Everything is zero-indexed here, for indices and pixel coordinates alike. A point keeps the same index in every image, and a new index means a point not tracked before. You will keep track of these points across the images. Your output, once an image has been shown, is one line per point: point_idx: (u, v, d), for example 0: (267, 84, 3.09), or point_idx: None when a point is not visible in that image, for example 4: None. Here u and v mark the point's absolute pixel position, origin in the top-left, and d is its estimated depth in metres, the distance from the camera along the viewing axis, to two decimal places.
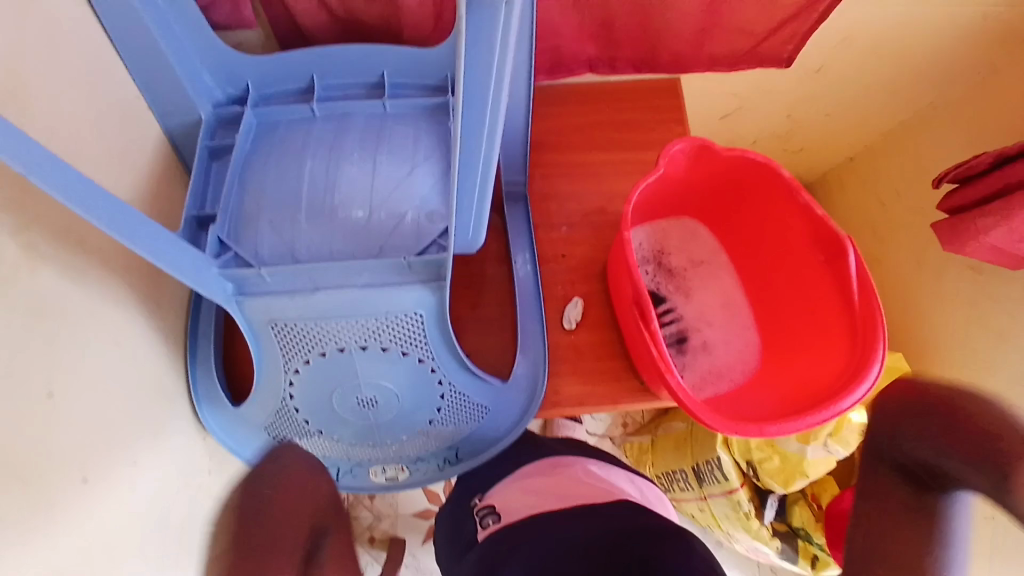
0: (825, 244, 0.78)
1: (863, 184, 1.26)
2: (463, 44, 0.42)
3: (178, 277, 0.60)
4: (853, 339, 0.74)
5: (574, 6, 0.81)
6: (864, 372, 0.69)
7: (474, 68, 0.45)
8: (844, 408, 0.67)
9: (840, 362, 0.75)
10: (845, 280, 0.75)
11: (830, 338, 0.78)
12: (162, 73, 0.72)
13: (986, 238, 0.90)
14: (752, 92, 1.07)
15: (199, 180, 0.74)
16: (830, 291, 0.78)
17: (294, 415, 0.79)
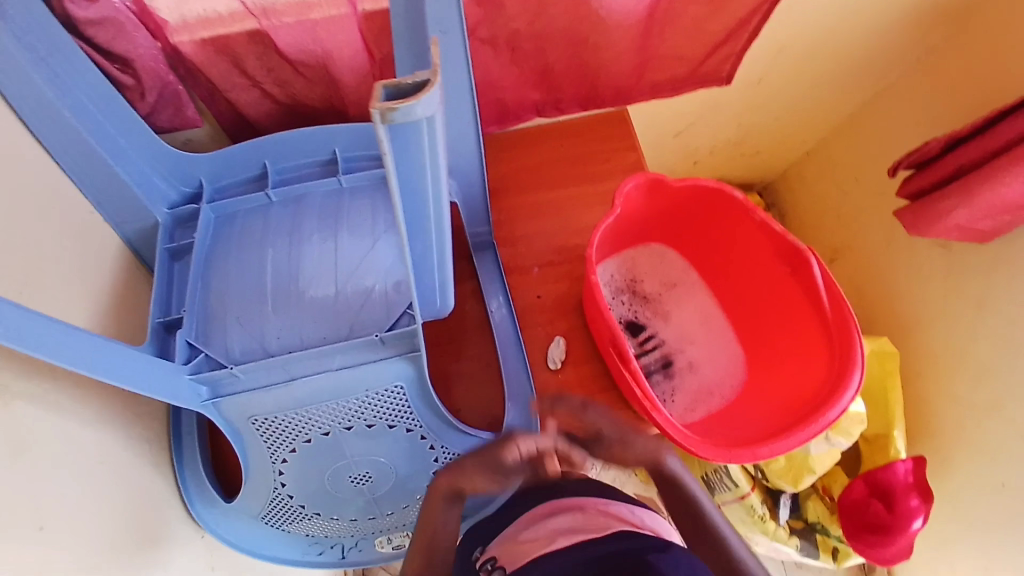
0: (791, 256, 0.81)
1: (822, 177, 1.28)
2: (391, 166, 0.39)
3: (147, 392, 0.60)
4: (830, 347, 0.77)
5: (511, 60, 0.83)
6: (845, 379, 0.72)
7: (409, 188, 0.44)
8: (832, 418, 0.70)
9: (821, 369, 0.78)
10: (815, 290, 0.79)
11: (809, 344, 0.81)
12: (112, 185, 0.72)
13: (950, 218, 0.91)
14: (699, 108, 1.09)
15: (162, 285, 0.74)
16: (804, 300, 0.81)
17: (290, 501, 0.78)
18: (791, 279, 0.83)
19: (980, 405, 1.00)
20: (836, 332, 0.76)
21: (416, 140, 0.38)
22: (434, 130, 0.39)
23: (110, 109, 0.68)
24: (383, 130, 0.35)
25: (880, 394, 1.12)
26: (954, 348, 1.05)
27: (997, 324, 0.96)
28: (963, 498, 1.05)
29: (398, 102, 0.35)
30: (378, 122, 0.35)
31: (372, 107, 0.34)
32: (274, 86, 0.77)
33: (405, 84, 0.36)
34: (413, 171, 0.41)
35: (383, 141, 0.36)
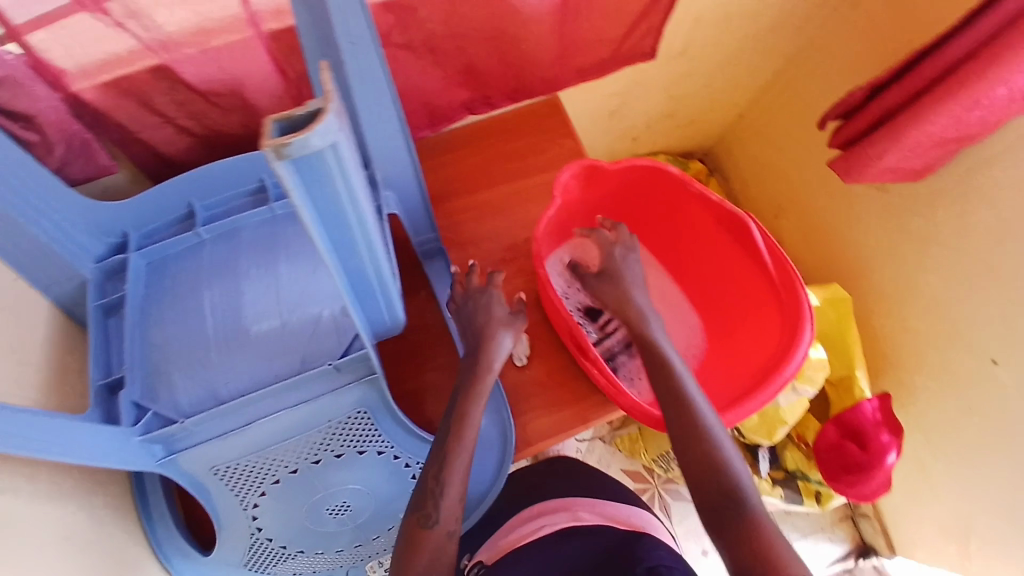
0: (730, 224, 0.82)
1: (757, 137, 1.30)
2: (300, 195, 0.38)
3: (93, 463, 0.57)
4: (781, 307, 0.78)
5: (433, 63, 0.81)
6: (796, 336, 0.73)
7: (330, 215, 0.42)
8: (789, 374, 0.71)
9: (774, 331, 0.79)
10: (757, 253, 0.80)
11: (761, 306, 0.82)
12: (31, 246, 0.67)
13: (881, 163, 0.93)
14: (627, 87, 1.09)
15: (98, 343, 0.70)
16: (749, 263, 0.82)
17: (269, 544, 0.76)
18: (734, 244, 0.83)
19: (937, 334, 1.03)
20: (783, 291, 0.77)
21: (327, 167, 0.37)
22: (341, 157, 0.37)
23: (24, 171, 0.64)
24: (279, 167, 0.33)
25: (839, 339, 1.16)
26: (902, 285, 1.08)
27: (941, 255, 1.00)
28: (931, 427, 1.09)
29: (291, 136, 0.33)
30: (273, 159, 0.33)
31: (264, 145, 0.32)
32: (188, 119, 0.73)
33: (297, 115, 0.34)
34: (329, 197, 0.40)
35: (284, 177, 0.34)
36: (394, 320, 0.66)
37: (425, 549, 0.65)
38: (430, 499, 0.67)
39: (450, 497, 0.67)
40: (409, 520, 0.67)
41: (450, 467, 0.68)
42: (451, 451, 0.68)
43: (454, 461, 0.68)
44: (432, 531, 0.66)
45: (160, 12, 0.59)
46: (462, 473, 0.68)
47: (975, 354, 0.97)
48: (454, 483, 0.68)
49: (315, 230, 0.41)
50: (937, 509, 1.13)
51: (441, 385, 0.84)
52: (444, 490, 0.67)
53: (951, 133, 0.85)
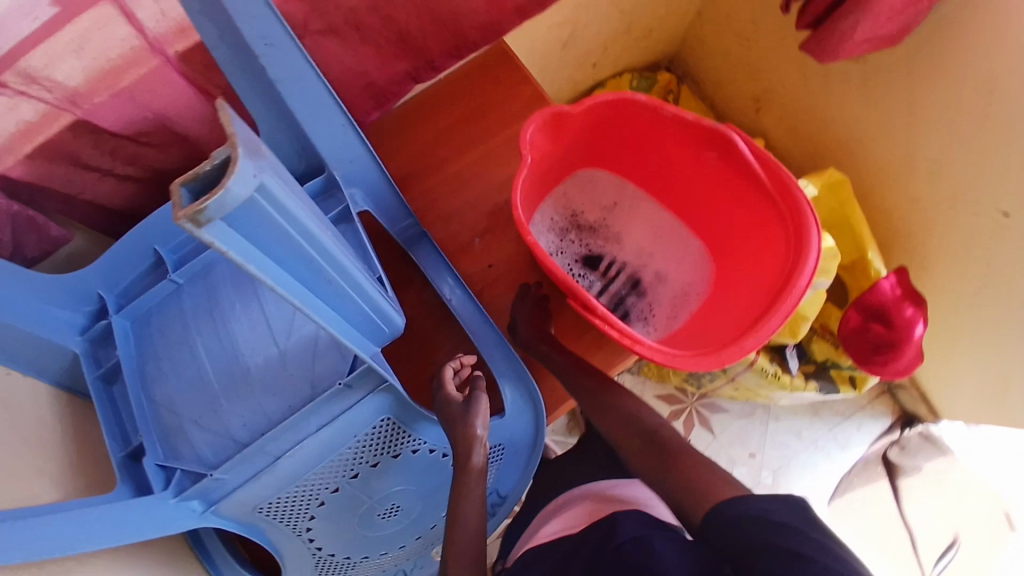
0: (713, 142, 0.77)
1: (720, 31, 1.23)
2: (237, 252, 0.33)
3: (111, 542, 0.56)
4: (780, 215, 0.75)
5: (362, 41, 0.75)
6: (804, 244, 0.70)
7: (281, 253, 0.38)
8: (805, 283, 0.69)
9: (778, 241, 0.76)
10: (745, 166, 0.75)
11: (762, 220, 0.78)
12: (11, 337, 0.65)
13: (856, 34, 0.87)
14: (574, 11, 1.02)
15: (109, 415, 0.68)
16: (740, 178, 0.78)
17: (334, 559, 0.76)
18: (721, 162, 0.79)
19: (940, 194, 1.00)
20: (780, 200, 0.74)
21: (256, 206, 0.32)
22: (270, 195, 0.33)
23: None
24: (203, 236, 0.28)
25: (845, 221, 1.12)
26: (900, 153, 1.03)
27: (934, 115, 0.95)
28: (952, 288, 1.07)
29: (205, 198, 0.28)
30: (193, 230, 0.28)
31: (175, 216, 0.28)
32: (126, 166, 0.69)
33: (204, 172, 0.29)
34: (271, 233, 0.35)
35: (210, 240, 0.29)
36: (396, 328, 0.61)
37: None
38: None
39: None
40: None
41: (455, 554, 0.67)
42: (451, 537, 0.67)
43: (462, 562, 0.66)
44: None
45: (58, 70, 0.54)
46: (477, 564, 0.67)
47: (984, 207, 0.93)
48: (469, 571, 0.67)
49: (271, 279, 0.37)
50: (969, 367, 1.13)
51: None
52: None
53: None
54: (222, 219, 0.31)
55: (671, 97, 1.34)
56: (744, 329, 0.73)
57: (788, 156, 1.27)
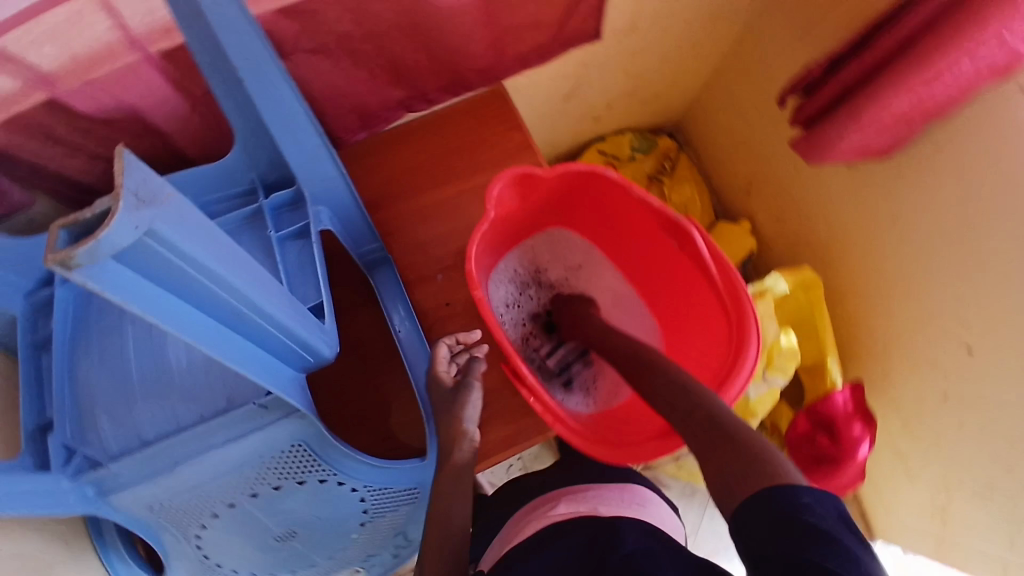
0: (672, 231, 0.77)
1: (723, 109, 1.24)
2: (125, 289, 0.34)
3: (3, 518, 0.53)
4: (727, 317, 0.75)
5: (354, 64, 0.76)
6: (742, 351, 0.70)
7: (179, 288, 0.38)
8: (735, 394, 0.68)
9: (723, 341, 0.76)
10: (701, 261, 0.76)
11: (712, 315, 0.78)
12: None
13: (844, 142, 0.86)
14: (580, 67, 1.03)
15: (30, 386, 0.66)
16: (697, 270, 0.78)
17: (218, 568, 0.76)
18: (680, 251, 0.79)
19: (908, 312, 1.00)
20: (729, 304, 0.73)
21: (143, 250, 0.33)
22: (165, 239, 0.33)
23: None
24: (71, 282, 0.29)
25: (810, 321, 1.14)
26: (876, 264, 1.04)
27: (910, 235, 0.96)
28: (907, 405, 1.06)
29: (76, 246, 0.28)
30: (64, 273, 0.29)
31: (45, 261, 0.28)
32: (98, 147, 0.69)
33: (84, 219, 0.29)
34: (166, 272, 0.36)
35: (84, 284, 0.30)
36: (322, 358, 0.62)
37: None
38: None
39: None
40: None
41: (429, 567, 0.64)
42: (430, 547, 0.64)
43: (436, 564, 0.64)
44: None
45: (33, 52, 0.54)
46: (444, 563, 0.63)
47: (953, 337, 0.93)
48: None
49: (158, 317, 0.37)
50: (914, 487, 1.11)
51: (402, 395, 0.85)
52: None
53: (914, 109, 0.77)
54: (105, 262, 0.31)
55: (668, 163, 1.35)
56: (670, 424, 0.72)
57: (771, 244, 1.28)
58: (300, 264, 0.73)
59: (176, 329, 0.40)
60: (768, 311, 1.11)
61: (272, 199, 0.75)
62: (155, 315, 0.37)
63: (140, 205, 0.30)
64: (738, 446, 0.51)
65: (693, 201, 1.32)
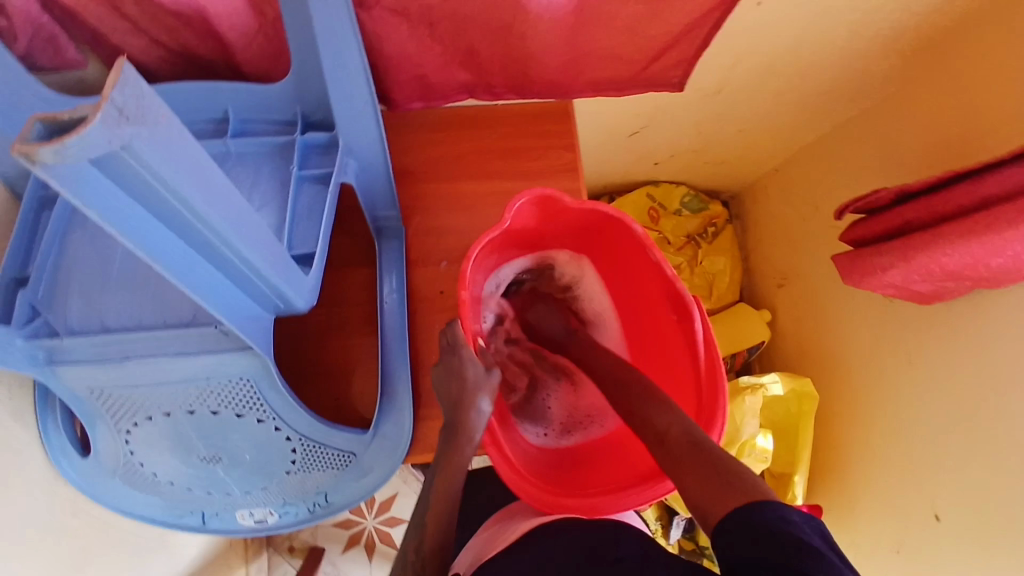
0: (676, 305, 0.75)
1: (784, 198, 1.19)
2: (92, 192, 0.34)
3: None
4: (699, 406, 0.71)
5: (430, 37, 0.75)
6: None
7: (152, 204, 0.38)
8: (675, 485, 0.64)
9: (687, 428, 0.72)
10: (692, 342, 0.73)
11: (685, 400, 0.74)
12: None
13: (884, 276, 0.83)
14: (653, 111, 1.01)
15: (24, 231, 0.68)
16: (685, 354, 0.76)
17: (141, 469, 0.75)
18: (677, 328, 0.77)
19: (893, 460, 0.97)
20: (704, 393, 0.70)
21: (118, 162, 0.32)
22: (142, 158, 0.33)
23: None
24: (33, 177, 0.29)
25: (792, 431, 1.11)
26: (876, 403, 1.00)
27: (916, 389, 0.92)
28: (859, 547, 1.04)
29: (45, 143, 0.28)
30: (27, 164, 0.29)
31: (12, 148, 0.28)
32: (161, 34, 0.70)
33: (63, 119, 0.29)
34: (139, 187, 0.36)
35: (48, 182, 0.30)
36: (295, 309, 0.63)
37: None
38: (411, 547, 0.61)
39: (428, 546, 0.61)
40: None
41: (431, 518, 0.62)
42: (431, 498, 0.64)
43: (434, 516, 0.62)
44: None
45: None
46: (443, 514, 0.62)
47: (924, 503, 0.91)
48: (435, 539, 0.61)
49: (122, 228, 0.37)
50: None
51: (369, 365, 0.85)
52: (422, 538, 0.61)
53: (966, 269, 0.73)
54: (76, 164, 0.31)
55: (711, 229, 1.32)
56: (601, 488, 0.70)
57: (783, 343, 1.25)
58: (310, 206, 0.72)
59: (136, 243, 0.39)
60: (755, 408, 1.09)
61: (307, 136, 0.75)
62: (119, 226, 0.37)
63: (123, 121, 0.30)
64: (710, 465, 0.52)
65: (723, 274, 1.30)
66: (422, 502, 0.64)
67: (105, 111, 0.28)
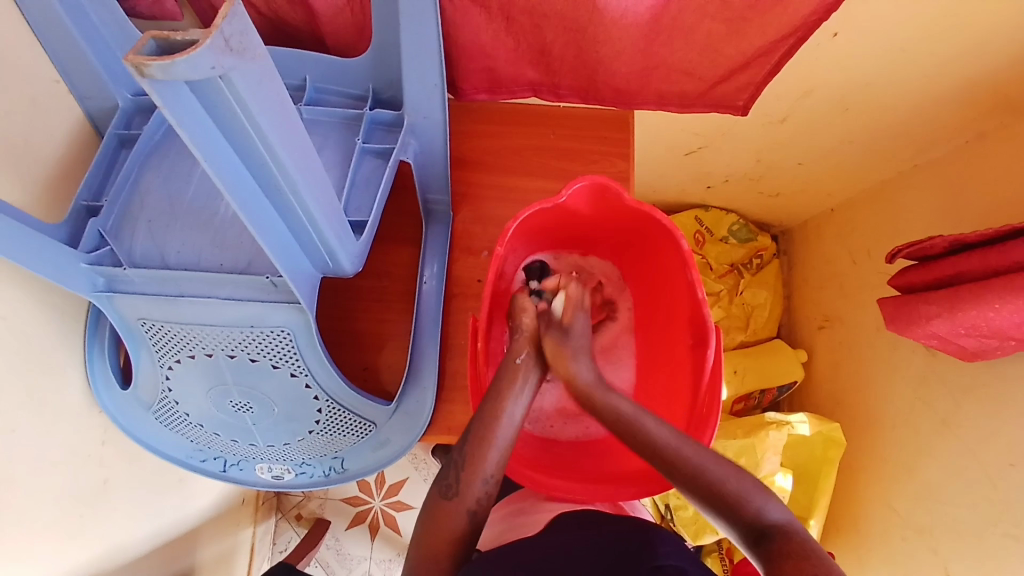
0: (697, 328, 0.76)
1: (838, 241, 1.16)
2: (190, 117, 0.37)
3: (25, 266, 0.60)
4: (690, 424, 0.73)
5: (505, 30, 0.77)
6: None
7: (236, 138, 0.41)
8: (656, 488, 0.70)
9: None
10: (700, 366, 0.73)
11: (677, 416, 0.77)
12: (83, 66, 0.72)
13: (930, 326, 0.80)
14: (713, 132, 1.01)
15: (101, 166, 0.74)
16: (691, 379, 0.76)
17: (176, 408, 0.79)
18: (691, 351, 0.78)
19: (912, 520, 0.94)
20: (699, 413, 0.71)
21: (217, 89, 0.36)
22: (234, 89, 0.36)
23: None
24: (138, 87, 0.32)
25: (813, 476, 1.08)
26: (905, 457, 0.97)
27: (949, 449, 0.89)
28: None
29: (155, 58, 0.31)
30: (137, 76, 0.32)
31: (125, 59, 0.31)
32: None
33: (175, 40, 0.32)
34: (228, 118, 0.39)
35: (150, 95, 0.33)
36: (342, 271, 0.65)
37: (441, 527, 0.60)
38: (452, 472, 0.63)
39: (477, 481, 0.62)
40: (433, 492, 0.63)
41: (483, 454, 0.63)
42: (486, 437, 0.64)
43: (496, 439, 0.64)
44: (451, 503, 0.62)
45: None
46: (500, 456, 0.63)
47: (936, 563, 0.88)
48: (489, 463, 0.63)
49: (208, 158, 0.40)
50: None
51: (400, 341, 0.87)
52: (471, 470, 0.63)
53: (1014, 328, 0.71)
54: (181, 82, 0.34)
55: (757, 261, 1.30)
56: (579, 479, 0.75)
57: (815, 386, 1.22)
58: (368, 177, 0.74)
59: (221, 179, 0.43)
60: (777, 445, 1.08)
61: (375, 113, 0.77)
62: (206, 155, 0.40)
63: (226, 50, 0.33)
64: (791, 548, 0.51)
65: (762, 307, 1.28)
66: (467, 435, 0.65)
67: (213, 37, 0.31)
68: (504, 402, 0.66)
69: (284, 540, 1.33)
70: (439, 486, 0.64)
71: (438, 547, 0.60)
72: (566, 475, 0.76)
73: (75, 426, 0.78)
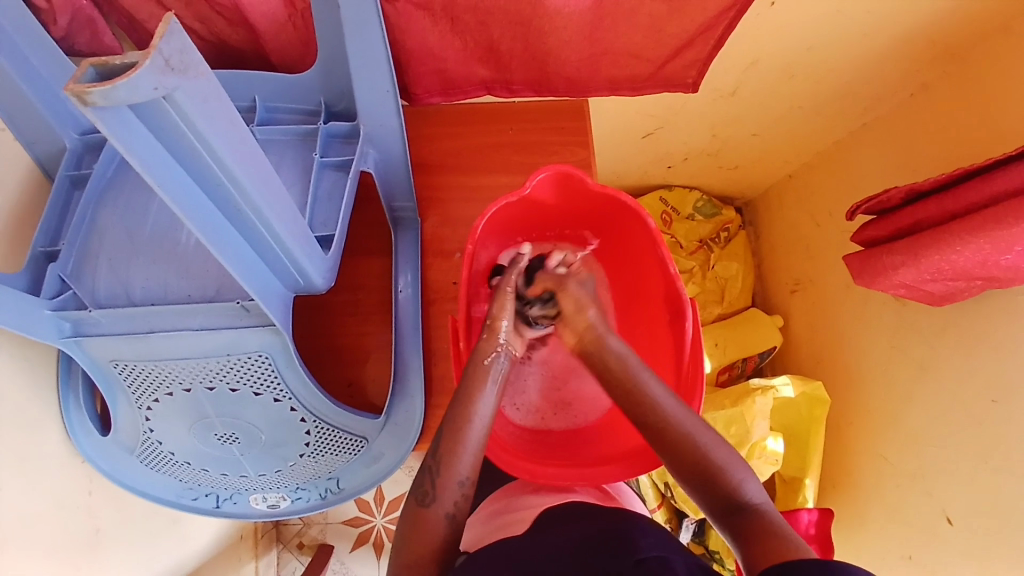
0: (672, 303, 0.77)
1: (799, 206, 1.19)
2: (140, 145, 0.36)
3: None
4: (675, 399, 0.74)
5: (452, 31, 0.77)
6: None
7: (189, 161, 0.41)
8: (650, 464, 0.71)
9: None
10: (680, 341, 0.75)
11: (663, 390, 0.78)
12: (25, 110, 0.70)
13: (896, 276, 0.82)
14: (668, 112, 1.03)
15: (54, 210, 0.72)
16: (673, 354, 0.77)
17: (160, 448, 0.77)
18: (670, 327, 0.79)
19: (903, 467, 0.96)
20: (682, 387, 0.73)
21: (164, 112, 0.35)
22: (181, 109, 0.36)
23: (28, 31, 0.66)
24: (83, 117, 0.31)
25: (804, 436, 1.11)
26: (889, 407, 1.00)
27: (929, 394, 0.92)
28: (869, 557, 1.03)
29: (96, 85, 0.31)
30: (79, 105, 0.31)
31: (65, 89, 0.30)
32: (195, 22, 0.74)
33: (115, 65, 0.31)
34: (178, 140, 0.38)
35: (96, 125, 0.32)
36: (314, 288, 0.64)
37: (421, 536, 0.60)
38: (427, 479, 0.63)
39: (452, 484, 0.62)
40: (410, 501, 0.63)
41: (457, 455, 0.63)
42: (457, 440, 0.64)
43: (467, 438, 0.64)
44: (428, 511, 0.61)
45: None
46: (473, 456, 0.63)
47: (931, 505, 0.91)
48: (464, 462, 0.63)
49: (162, 184, 0.39)
50: None
51: (382, 353, 0.86)
52: (446, 473, 0.62)
53: (976, 267, 0.73)
54: (126, 107, 0.34)
55: (724, 234, 1.33)
56: (575, 468, 0.75)
57: (795, 349, 1.25)
58: (330, 191, 0.74)
59: (178, 204, 0.42)
60: (765, 410, 1.09)
61: (330, 126, 0.77)
62: (160, 182, 0.39)
63: (167, 70, 0.33)
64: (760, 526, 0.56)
65: (735, 279, 1.30)
66: (439, 438, 0.65)
67: (153, 58, 0.31)
68: (473, 399, 0.66)
69: (289, 571, 1.30)
70: (414, 494, 0.63)
71: (421, 553, 0.59)
72: (561, 466, 0.76)
73: (57, 479, 0.76)
